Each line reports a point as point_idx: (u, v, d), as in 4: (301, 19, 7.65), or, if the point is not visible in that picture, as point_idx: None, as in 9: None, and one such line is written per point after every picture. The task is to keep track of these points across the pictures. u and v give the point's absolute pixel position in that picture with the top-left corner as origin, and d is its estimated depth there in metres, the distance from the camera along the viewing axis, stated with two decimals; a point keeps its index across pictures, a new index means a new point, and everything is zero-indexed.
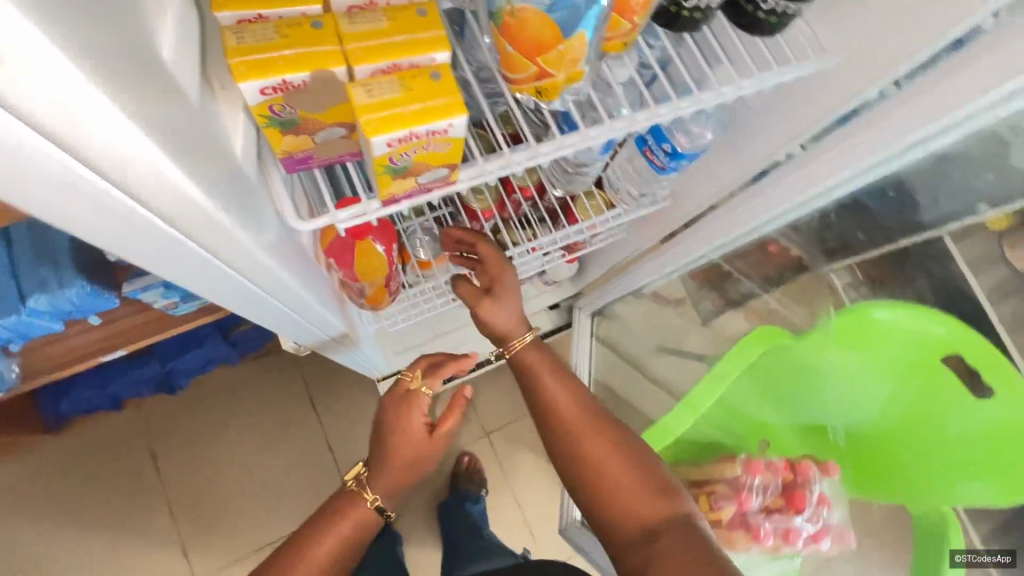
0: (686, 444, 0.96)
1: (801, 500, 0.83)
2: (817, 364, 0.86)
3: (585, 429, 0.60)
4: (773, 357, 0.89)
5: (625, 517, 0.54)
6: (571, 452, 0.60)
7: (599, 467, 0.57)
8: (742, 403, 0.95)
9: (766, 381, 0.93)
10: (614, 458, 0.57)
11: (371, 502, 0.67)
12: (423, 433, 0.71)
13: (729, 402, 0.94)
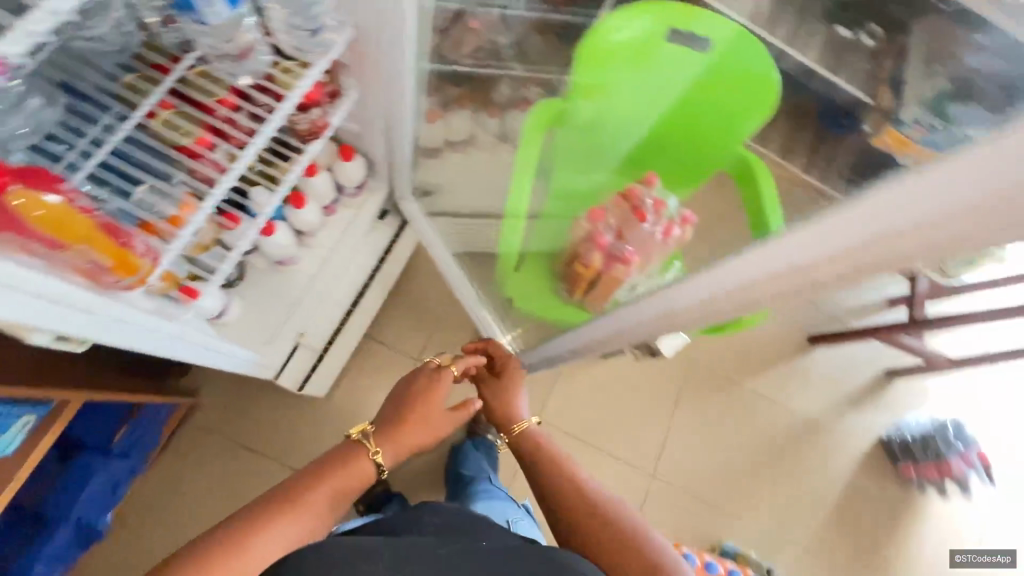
0: (537, 249, 1.11)
1: (643, 217, 0.94)
2: (600, 114, 0.98)
3: (586, 499, 0.78)
4: (569, 129, 1.01)
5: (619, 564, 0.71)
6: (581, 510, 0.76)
7: (601, 530, 0.74)
8: (576, 185, 1.07)
9: (583, 155, 1.05)
10: (615, 539, 0.73)
11: (372, 457, 0.77)
12: (443, 407, 0.86)
13: (563, 190, 1.08)
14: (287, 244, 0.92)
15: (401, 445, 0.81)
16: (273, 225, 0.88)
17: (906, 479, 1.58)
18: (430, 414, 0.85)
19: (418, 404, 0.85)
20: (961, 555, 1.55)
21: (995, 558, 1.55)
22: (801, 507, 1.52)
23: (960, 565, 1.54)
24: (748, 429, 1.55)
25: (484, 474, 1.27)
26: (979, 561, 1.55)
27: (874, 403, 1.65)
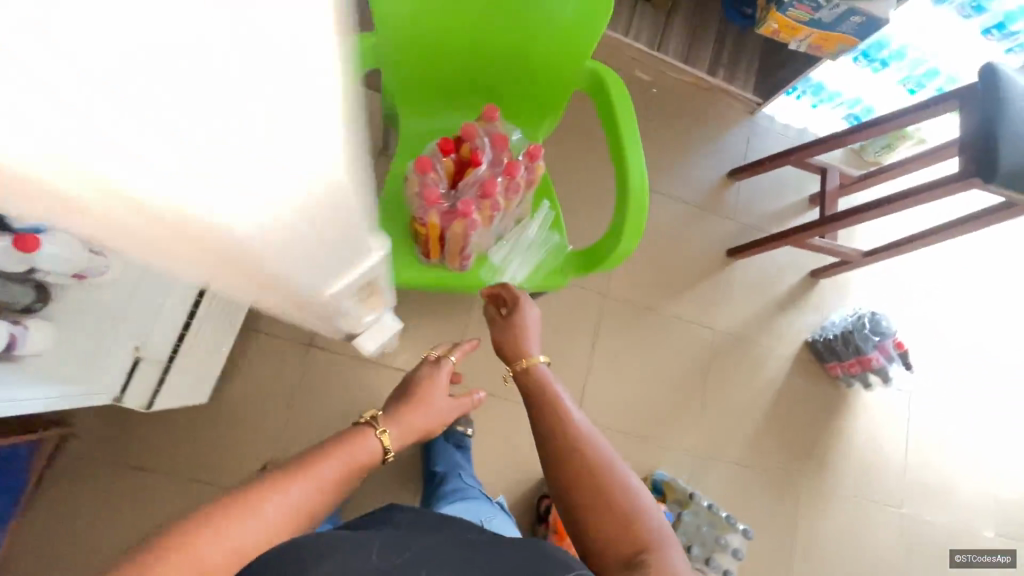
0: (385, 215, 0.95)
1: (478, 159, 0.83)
2: (429, 30, 0.86)
3: (599, 471, 0.66)
4: (396, 51, 0.88)
5: (612, 545, 0.61)
6: (591, 475, 0.65)
7: (609, 507, 0.63)
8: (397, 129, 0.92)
9: (417, 84, 0.96)
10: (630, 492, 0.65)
11: (378, 433, 0.72)
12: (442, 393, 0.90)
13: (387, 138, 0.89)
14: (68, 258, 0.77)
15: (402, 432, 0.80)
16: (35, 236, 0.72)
17: (832, 376, 1.59)
18: (425, 404, 0.87)
19: (417, 393, 0.88)
20: (962, 555, 1.58)
21: (997, 559, 1.60)
22: (731, 422, 1.52)
23: (964, 568, 1.57)
24: (671, 353, 1.52)
25: (464, 471, 1.21)
26: (980, 561, 1.59)
27: (798, 307, 1.62)
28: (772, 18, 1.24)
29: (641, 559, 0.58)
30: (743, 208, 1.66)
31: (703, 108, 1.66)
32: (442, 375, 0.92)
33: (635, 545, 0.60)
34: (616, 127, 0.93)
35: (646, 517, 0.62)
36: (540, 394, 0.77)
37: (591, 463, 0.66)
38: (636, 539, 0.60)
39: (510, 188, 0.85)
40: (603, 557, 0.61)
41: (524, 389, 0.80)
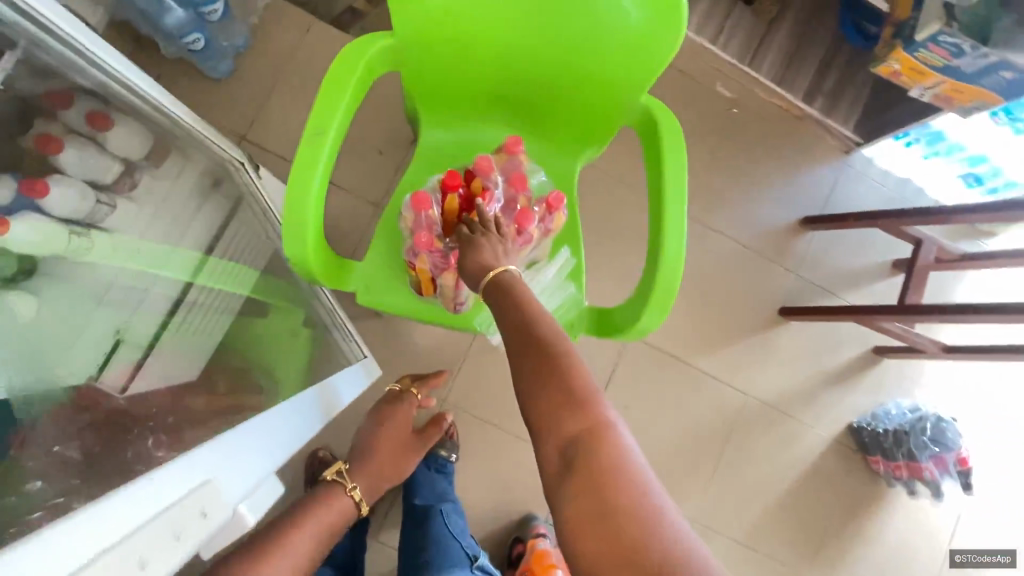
0: (384, 232, 0.86)
1: (485, 201, 0.75)
2: (452, 27, 0.72)
3: (546, 357, 0.56)
4: (418, 53, 0.75)
5: (556, 427, 0.53)
6: (537, 359, 0.57)
7: (555, 391, 0.54)
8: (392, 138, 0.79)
9: (442, 93, 0.83)
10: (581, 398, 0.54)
11: (347, 494, 0.85)
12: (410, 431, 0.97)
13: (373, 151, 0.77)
14: (46, 242, 0.68)
15: (377, 479, 0.91)
16: (7, 218, 0.64)
17: (873, 470, 1.39)
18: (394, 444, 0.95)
19: (385, 435, 0.94)
20: (961, 555, 1.38)
21: (994, 559, 1.38)
22: (744, 494, 1.36)
23: (958, 566, 1.38)
24: (690, 410, 1.37)
25: (447, 505, 1.10)
26: (980, 562, 1.38)
27: (850, 384, 1.42)
28: (894, 57, 1.00)
29: (585, 442, 0.51)
30: (811, 262, 1.44)
31: (788, 139, 1.46)
32: (406, 413, 0.98)
33: (581, 427, 0.52)
34: (660, 182, 0.76)
35: (594, 395, 0.54)
36: (495, 287, 0.65)
37: (538, 347, 0.57)
38: (582, 420, 0.52)
39: (518, 241, 0.74)
40: (546, 441, 0.54)
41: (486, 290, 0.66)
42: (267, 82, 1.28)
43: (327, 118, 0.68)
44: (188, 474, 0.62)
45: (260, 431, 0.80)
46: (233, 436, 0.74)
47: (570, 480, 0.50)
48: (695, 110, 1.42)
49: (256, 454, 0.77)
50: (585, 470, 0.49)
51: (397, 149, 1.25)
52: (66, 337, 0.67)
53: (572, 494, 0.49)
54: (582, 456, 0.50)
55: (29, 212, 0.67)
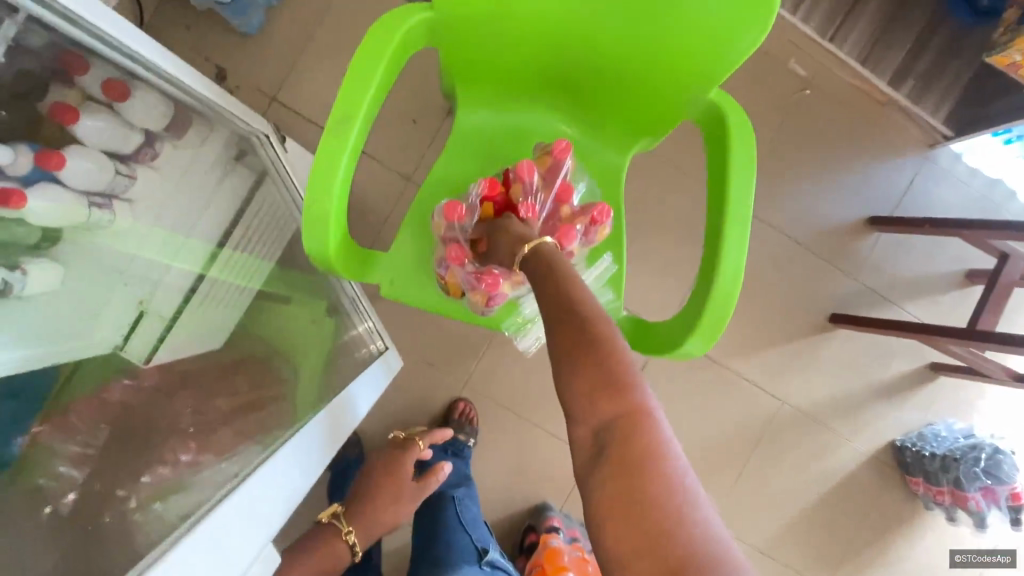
0: (413, 223, 0.80)
1: (526, 208, 0.70)
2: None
3: (589, 336, 0.51)
4: (461, 26, 0.67)
5: (591, 410, 0.48)
6: (578, 337, 0.51)
7: (595, 371, 0.49)
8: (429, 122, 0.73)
9: (486, 70, 0.75)
10: (618, 380, 0.48)
11: (343, 538, 0.87)
12: (410, 481, 0.96)
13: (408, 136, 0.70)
14: (63, 215, 0.64)
15: (374, 528, 0.92)
16: (22, 190, 0.60)
17: (910, 490, 1.31)
18: (392, 492, 0.94)
19: (385, 481, 0.94)
20: (961, 555, 1.32)
21: (994, 558, 1.33)
22: (767, 503, 1.32)
23: (957, 566, 1.32)
24: (721, 414, 1.31)
25: (461, 490, 1.09)
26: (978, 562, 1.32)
27: (899, 399, 1.32)
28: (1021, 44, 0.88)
29: (622, 428, 0.45)
30: (873, 266, 1.32)
31: (865, 127, 1.30)
32: (407, 461, 0.97)
33: (619, 412, 0.46)
34: (723, 190, 0.68)
35: (636, 381, 0.48)
36: (535, 265, 0.60)
37: (579, 325, 0.52)
38: (621, 405, 0.46)
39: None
40: (579, 424, 0.48)
41: (530, 267, 0.62)
42: (300, 39, 1.20)
43: (354, 105, 0.62)
44: (203, 553, 0.54)
45: (272, 475, 0.72)
46: (240, 494, 0.65)
47: (602, 466, 0.44)
48: (764, 89, 1.28)
49: (268, 502, 0.69)
50: (619, 456, 0.44)
51: (433, 120, 1.17)
52: (70, 330, 0.65)
53: (604, 482, 0.43)
54: (617, 442, 0.44)
55: (45, 184, 0.63)
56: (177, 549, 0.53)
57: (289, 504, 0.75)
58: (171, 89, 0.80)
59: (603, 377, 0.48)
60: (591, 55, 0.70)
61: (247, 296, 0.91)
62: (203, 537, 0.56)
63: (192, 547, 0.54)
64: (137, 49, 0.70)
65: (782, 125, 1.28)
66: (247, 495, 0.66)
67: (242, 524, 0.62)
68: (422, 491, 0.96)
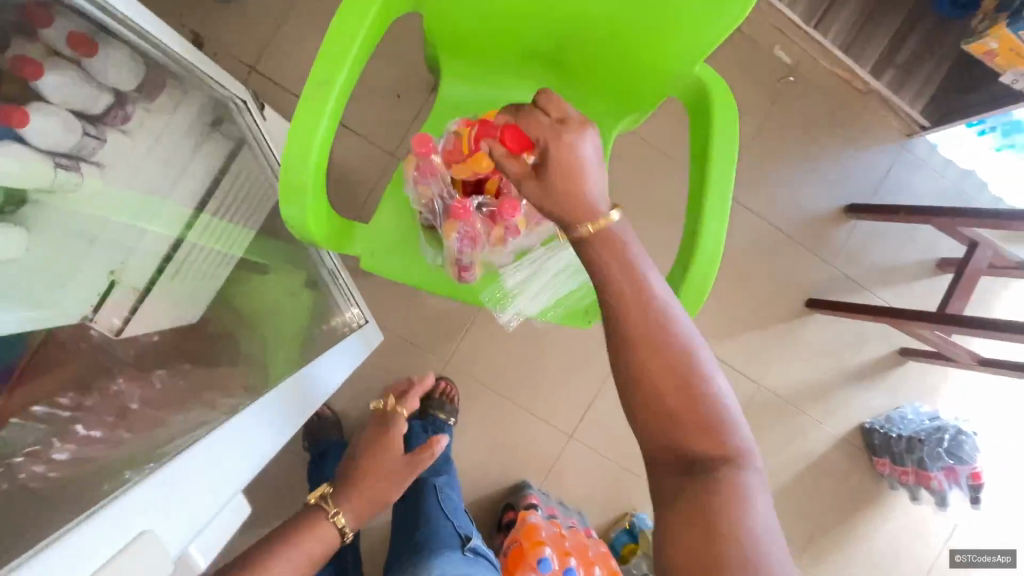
0: (395, 197, 0.79)
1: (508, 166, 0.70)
2: None
3: (679, 377, 0.46)
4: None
5: (685, 447, 0.46)
6: (669, 382, 0.46)
7: (684, 412, 0.45)
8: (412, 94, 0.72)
9: (471, 38, 0.74)
10: (707, 425, 0.45)
11: (333, 519, 0.82)
12: (399, 453, 0.93)
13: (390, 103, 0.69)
14: (30, 175, 0.62)
15: (365, 507, 0.88)
16: None
17: (878, 472, 1.36)
18: (383, 463, 0.92)
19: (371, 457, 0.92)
20: (961, 555, 1.38)
21: (994, 558, 1.39)
22: None
23: (957, 566, 1.38)
24: None
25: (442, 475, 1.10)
26: (978, 561, 1.38)
27: (868, 384, 1.36)
28: (996, 33, 0.89)
29: (712, 481, 0.44)
30: (848, 254, 1.35)
31: (846, 116, 1.32)
32: (394, 433, 0.95)
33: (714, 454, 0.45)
34: (705, 165, 0.68)
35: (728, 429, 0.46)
36: (610, 253, 0.50)
37: (671, 367, 0.46)
38: (714, 446, 0.45)
39: None
40: (660, 458, 0.47)
41: (593, 254, 0.51)
42: (280, 7, 1.17)
43: (333, 67, 0.60)
44: (155, 501, 0.56)
45: (234, 440, 0.72)
46: (201, 450, 0.66)
47: (681, 510, 0.45)
48: (750, 74, 1.28)
49: (229, 469, 0.70)
50: (704, 509, 0.44)
51: (417, 96, 1.15)
52: (39, 295, 0.63)
53: (683, 527, 0.44)
54: (711, 483, 0.44)
55: (10, 142, 0.61)
56: (133, 492, 0.54)
57: (249, 475, 0.75)
58: (145, 49, 0.77)
59: (695, 423, 0.45)
60: (578, 27, 0.70)
61: (227, 268, 0.90)
62: (175, 469, 0.61)
63: (165, 476, 0.59)
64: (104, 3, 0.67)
65: (765, 111, 1.30)
66: (218, 435, 0.71)
67: (212, 463, 0.67)
68: (413, 464, 0.93)
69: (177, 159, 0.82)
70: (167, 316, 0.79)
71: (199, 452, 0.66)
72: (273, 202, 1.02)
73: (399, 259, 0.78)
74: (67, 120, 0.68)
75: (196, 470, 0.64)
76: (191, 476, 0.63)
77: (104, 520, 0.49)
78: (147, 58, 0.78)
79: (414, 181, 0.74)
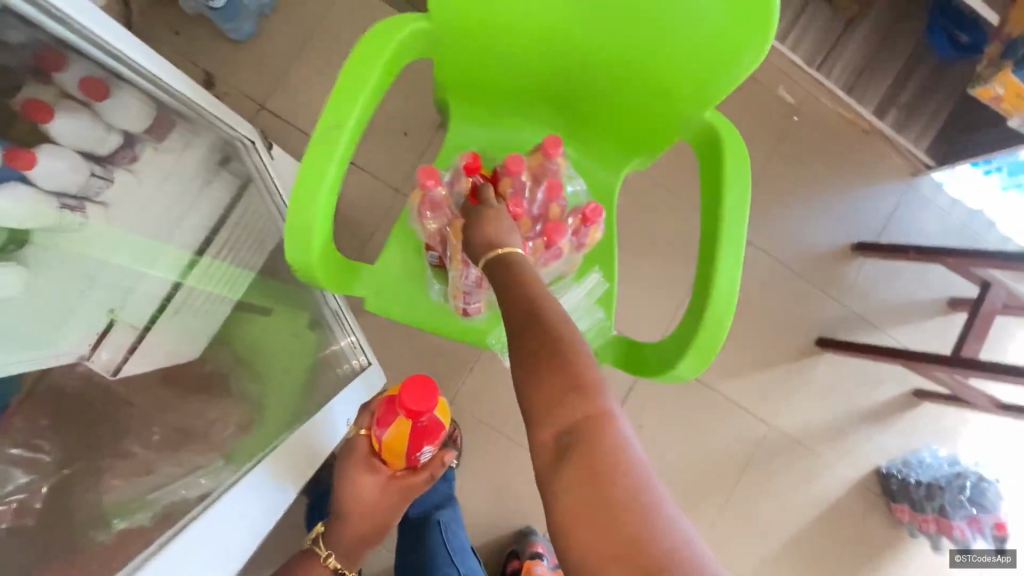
0: (403, 242, 0.78)
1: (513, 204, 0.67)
2: (495, 16, 0.64)
3: (556, 338, 0.49)
4: (457, 38, 0.67)
5: (554, 410, 0.45)
6: (535, 330, 0.50)
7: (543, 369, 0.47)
8: None
9: (479, 83, 0.75)
10: (577, 379, 0.46)
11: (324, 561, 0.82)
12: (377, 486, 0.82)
13: None
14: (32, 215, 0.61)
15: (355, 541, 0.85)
16: None
17: (895, 517, 1.30)
18: (369, 503, 0.83)
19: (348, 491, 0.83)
20: (962, 557, 1.31)
21: (995, 559, 1.32)
22: (755, 530, 1.30)
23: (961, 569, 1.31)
24: (708, 436, 1.29)
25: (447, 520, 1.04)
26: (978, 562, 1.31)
27: (883, 425, 1.32)
28: (1000, 80, 0.88)
29: (588, 432, 0.43)
30: (857, 293, 1.33)
31: (850, 155, 1.33)
32: (366, 481, 0.82)
33: (581, 414, 0.44)
34: (717, 208, 0.67)
35: (602, 384, 0.46)
36: (499, 270, 0.57)
37: (538, 323, 0.50)
38: (585, 406, 0.45)
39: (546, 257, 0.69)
40: (542, 427, 0.46)
41: (493, 271, 0.58)
42: (291, 48, 1.19)
43: (343, 112, 0.60)
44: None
45: (210, 533, 0.65)
46: (178, 550, 0.59)
47: (566, 469, 0.42)
48: (754, 115, 1.30)
49: (207, 562, 0.63)
50: (584, 462, 0.41)
51: (424, 134, 1.16)
52: (36, 338, 0.60)
53: (569, 488, 0.41)
54: (582, 444, 0.42)
55: (16, 183, 0.60)
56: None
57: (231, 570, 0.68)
58: (156, 92, 0.78)
59: (565, 377, 0.46)
60: (586, 74, 0.70)
61: (226, 309, 0.87)
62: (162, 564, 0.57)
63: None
64: (121, 48, 0.68)
65: (769, 149, 1.30)
66: (211, 514, 0.67)
67: (206, 551, 0.63)
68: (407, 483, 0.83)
69: (181, 198, 0.82)
70: (163, 359, 0.76)
71: (193, 538, 0.62)
72: (276, 242, 1.01)
73: (404, 300, 0.77)
74: (73, 161, 0.68)
75: (187, 564, 0.60)
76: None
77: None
78: (156, 102, 0.79)
79: (419, 218, 0.74)
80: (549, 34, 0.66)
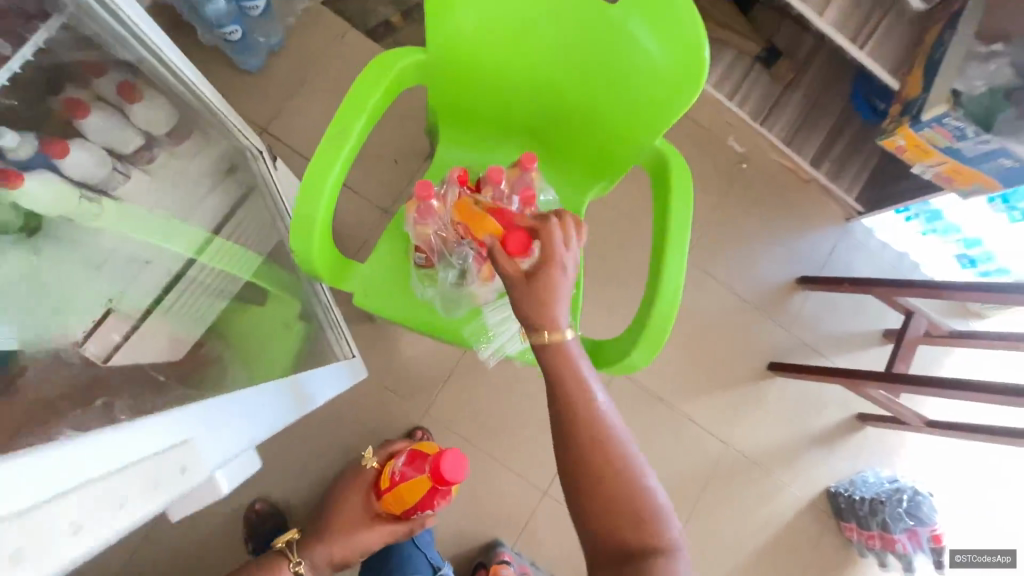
0: (391, 245, 0.87)
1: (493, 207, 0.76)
2: (482, 55, 0.77)
3: (615, 463, 0.56)
4: (448, 71, 0.79)
5: (615, 532, 0.54)
6: (596, 450, 0.56)
7: (602, 481, 0.55)
8: None
9: (466, 111, 0.87)
10: (634, 509, 0.54)
11: (291, 566, 0.83)
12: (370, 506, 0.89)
13: None
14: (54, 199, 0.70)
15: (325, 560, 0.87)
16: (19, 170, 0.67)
17: (846, 537, 1.37)
18: (356, 520, 0.89)
19: (343, 503, 0.91)
20: (962, 555, 1.39)
21: (995, 558, 1.40)
22: (715, 546, 1.35)
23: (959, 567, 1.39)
24: (671, 454, 1.36)
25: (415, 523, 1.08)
26: (978, 561, 1.39)
27: (831, 448, 1.42)
28: (900, 133, 1.06)
29: (644, 559, 0.51)
30: (803, 322, 1.46)
31: (792, 200, 1.50)
32: (359, 499, 0.90)
33: (638, 540, 0.53)
34: (666, 221, 0.79)
35: (655, 511, 0.54)
36: (550, 356, 0.63)
37: (598, 445, 0.56)
38: (642, 534, 0.53)
39: None
40: (599, 543, 0.55)
41: (544, 355, 0.63)
42: (295, 79, 1.31)
43: (349, 122, 0.71)
44: (161, 425, 0.48)
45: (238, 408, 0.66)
46: (190, 407, 0.55)
47: None
48: (707, 161, 1.47)
49: (235, 421, 0.63)
50: None
51: (413, 161, 1.27)
52: (57, 301, 0.65)
53: None
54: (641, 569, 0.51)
55: (44, 169, 0.70)
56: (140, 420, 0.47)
57: (252, 443, 0.68)
58: (193, 100, 0.87)
59: (625, 508, 0.54)
60: (558, 107, 0.83)
61: (220, 301, 0.88)
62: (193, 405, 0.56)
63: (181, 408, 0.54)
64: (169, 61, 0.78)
65: (721, 191, 1.47)
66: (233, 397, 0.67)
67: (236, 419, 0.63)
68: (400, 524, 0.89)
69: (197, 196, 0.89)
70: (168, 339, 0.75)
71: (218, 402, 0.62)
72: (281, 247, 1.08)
73: (389, 297, 0.85)
74: (99, 155, 0.78)
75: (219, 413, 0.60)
76: (209, 418, 0.58)
77: (79, 441, 0.40)
78: (191, 108, 0.88)
79: (413, 223, 0.79)
80: (527, 72, 0.79)
